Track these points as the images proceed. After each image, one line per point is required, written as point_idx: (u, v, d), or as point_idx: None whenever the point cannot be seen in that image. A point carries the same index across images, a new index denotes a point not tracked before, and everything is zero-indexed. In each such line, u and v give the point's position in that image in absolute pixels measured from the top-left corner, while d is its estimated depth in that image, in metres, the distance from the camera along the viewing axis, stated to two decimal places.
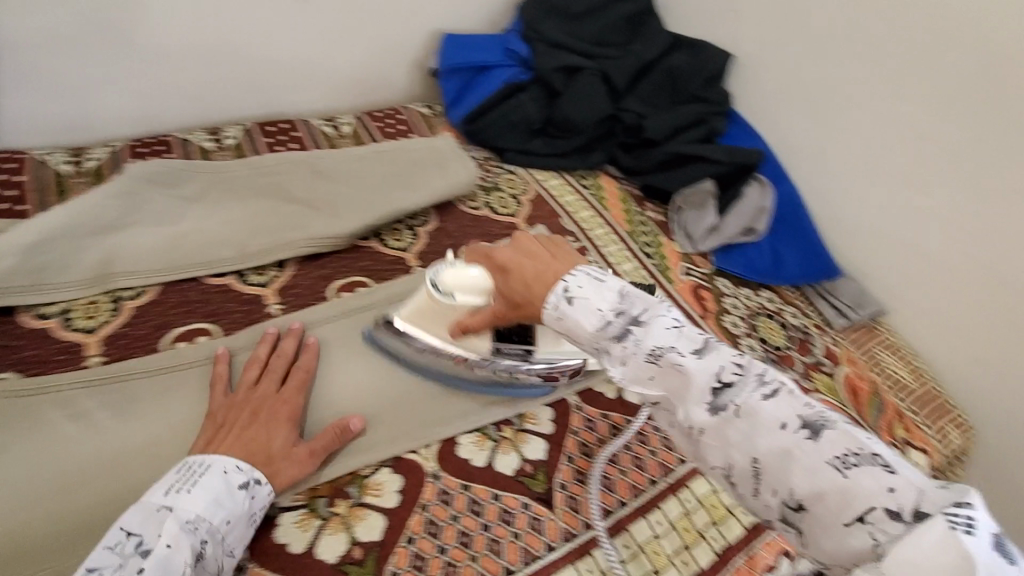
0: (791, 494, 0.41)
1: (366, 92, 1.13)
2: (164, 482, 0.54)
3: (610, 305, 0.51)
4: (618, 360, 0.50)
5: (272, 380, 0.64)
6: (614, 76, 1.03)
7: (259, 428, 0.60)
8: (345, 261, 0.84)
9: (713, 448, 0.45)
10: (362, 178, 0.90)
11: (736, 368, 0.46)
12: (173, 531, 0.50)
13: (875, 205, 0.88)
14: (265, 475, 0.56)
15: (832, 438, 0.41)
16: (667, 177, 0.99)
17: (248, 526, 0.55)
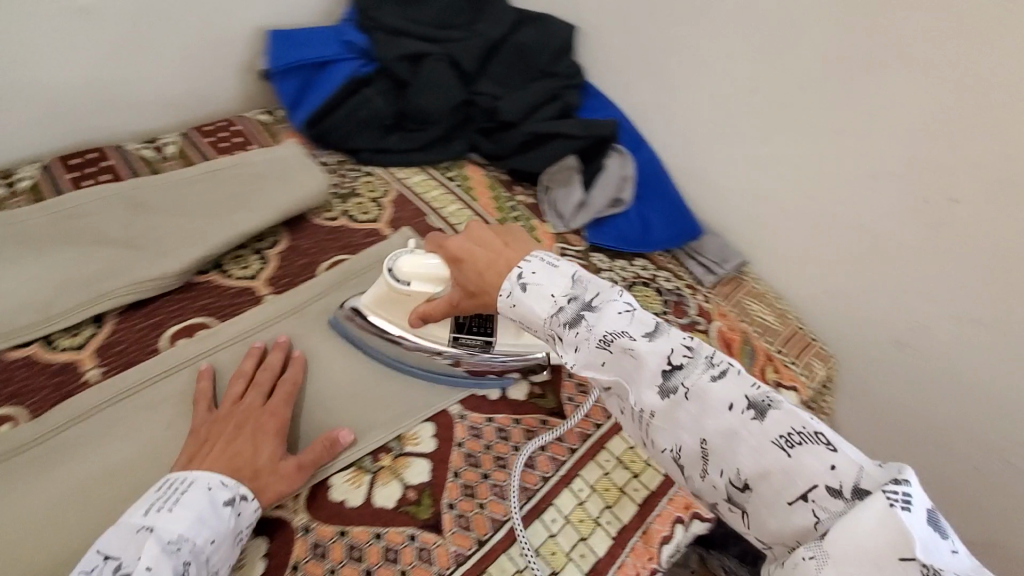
0: (738, 474, 0.45)
1: (195, 109, 1.01)
2: (144, 501, 0.52)
3: (563, 292, 0.55)
4: (572, 346, 0.53)
5: (259, 395, 0.62)
6: (461, 58, 0.98)
7: (234, 445, 0.57)
8: (180, 301, 0.74)
9: (664, 432, 0.49)
10: (183, 206, 0.79)
11: (686, 351, 0.50)
12: (154, 552, 0.47)
13: (726, 161, 0.91)
14: (226, 505, 0.52)
15: (778, 418, 0.45)
16: (530, 157, 0.97)
17: (232, 547, 0.52)
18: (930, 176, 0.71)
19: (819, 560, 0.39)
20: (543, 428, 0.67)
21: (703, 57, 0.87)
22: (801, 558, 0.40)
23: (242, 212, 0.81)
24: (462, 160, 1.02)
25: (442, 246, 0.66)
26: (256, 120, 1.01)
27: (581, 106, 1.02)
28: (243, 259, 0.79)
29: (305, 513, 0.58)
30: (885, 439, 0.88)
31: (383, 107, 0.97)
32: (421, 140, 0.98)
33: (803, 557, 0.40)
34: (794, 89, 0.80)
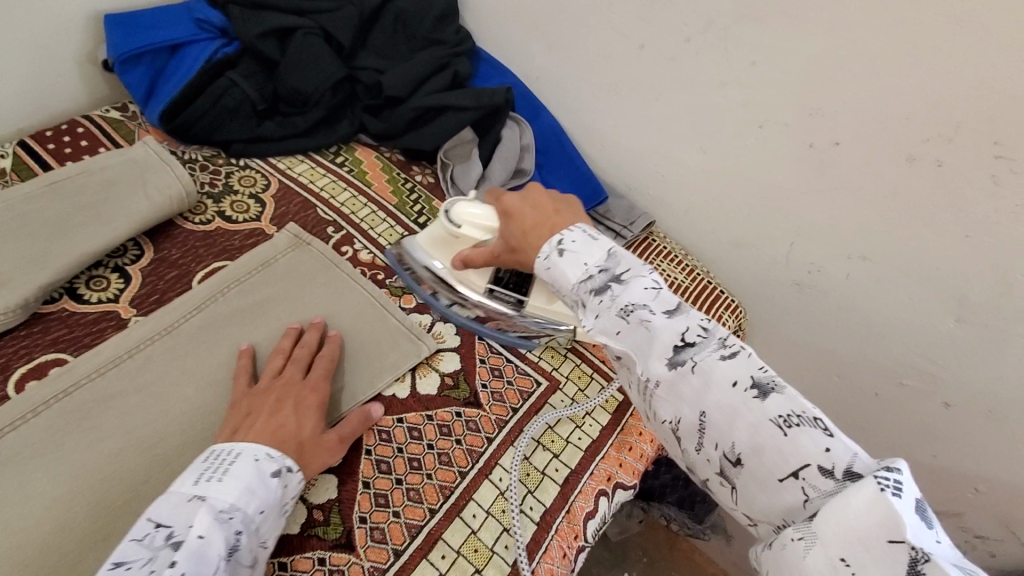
0: (732, 448, 0.44)
1: (27, 111, 0.87)
2: (193, 470, 0.50)
3: (597, 262, 0.54)
4: (593, 313, 0.52)
5: (297, 369, 0.62)
6: (334, 30, 0.89)
7: (277, 419, 0.56)
8: (24, 339, 0.64)
9: (664, 403, 0.47)
10: (10, 228, 0.68)
11: (702, 330, 0.48)
12: (207, 521, 0.45)
13: (623, 122, 0.89)
14: (272, 476, 0.51)
15: (778, 397, 0.43)
16: (423, 133, 0.90)
17: (279, 518, 0.51)
18: (813, 120, 0.72)
19: (808, 541, 0.38)
20: (458, 421, 0.64)
21: (588, 12, 0.83)
22: (788, 538, 0.39)
23: (91, 226, 0.70)
24: (352, 143, 0.94)
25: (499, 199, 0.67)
26: (105, 117, 0.89)
27: (473, 74, 0.96)
28: (100, 280, 0.70)
29: None
30: (796, 375, 0.92)
31: (252, 91, 0.87)
32: (301, 125, 0.89)
33: (791, 538, 0.39)
34: (679, 40, 0.77)
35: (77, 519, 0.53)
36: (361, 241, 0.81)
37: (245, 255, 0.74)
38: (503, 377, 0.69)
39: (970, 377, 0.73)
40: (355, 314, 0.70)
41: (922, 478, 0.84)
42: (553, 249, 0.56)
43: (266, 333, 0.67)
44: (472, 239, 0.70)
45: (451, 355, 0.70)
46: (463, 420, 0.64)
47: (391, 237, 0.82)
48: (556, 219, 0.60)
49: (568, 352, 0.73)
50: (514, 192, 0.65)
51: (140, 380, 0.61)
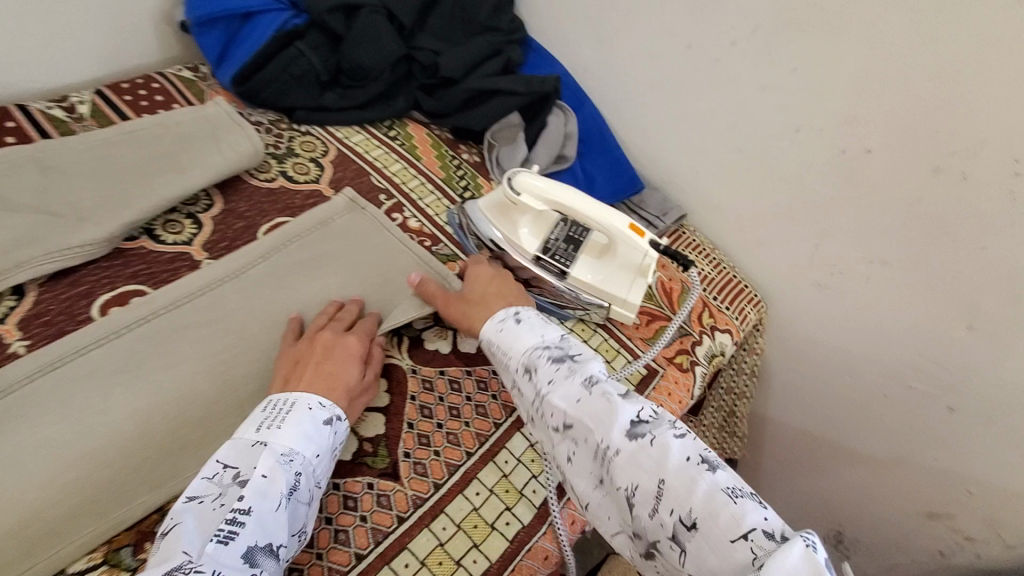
0: (688, 512, 0.46)
1: (109, 65, 0.94)
2: (255, 419, 0.55)
3: (553, 339, 0.62)
4: (546, 377, 0.58)
5: (339, 326, 0.65)
6: (398, 11, 0.94)
7: (326, 368, 0.60)
8: (107, 270, 0.70)
9: (622, 469, 0.50)
10: (101, 169, 0.74)
11: (654, 412, 0.53)
12: (270, 462, 0.51)
13: (664, 117, 0.94)
14: (325, 424, 0.56)
15: (722, 471, 0.47)
16: (474, 114, 0.96)
17: (332, 460, 0.56)
18: (846, 128, 0.76)
19: None
20: (494, 378, 0.70)
21: (639, 11, 0.88)
22: None
23: (172, 174, 0.77)
24: (405, 119, 1.00)
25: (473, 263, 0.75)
26: (178, 75, 0.95)
27: (523, 62, 1.01)
28: (175, 223, 0.76)
29: None
30: (807, 371, 0.97)
31: (318, 62, 0.93)
32: (360, 98, 0.95)
33: None
34: (724, 43, 0.82)
35: (157, 429, 0.59)
36: (410, 210, 0.86)
37: (304, 214, 0.79)
38: None
39: (972, 382, 0.77)
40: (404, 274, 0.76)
41: (919, 476, 0.88)
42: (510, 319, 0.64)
43: (322, 284, 0.73)
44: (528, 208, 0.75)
45: None
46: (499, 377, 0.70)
47: (437, 208, 0.88)
48: (514, 295, 0.70)
49: (597, 327, 0.78)
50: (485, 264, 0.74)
51: (209, 314, 0.67)
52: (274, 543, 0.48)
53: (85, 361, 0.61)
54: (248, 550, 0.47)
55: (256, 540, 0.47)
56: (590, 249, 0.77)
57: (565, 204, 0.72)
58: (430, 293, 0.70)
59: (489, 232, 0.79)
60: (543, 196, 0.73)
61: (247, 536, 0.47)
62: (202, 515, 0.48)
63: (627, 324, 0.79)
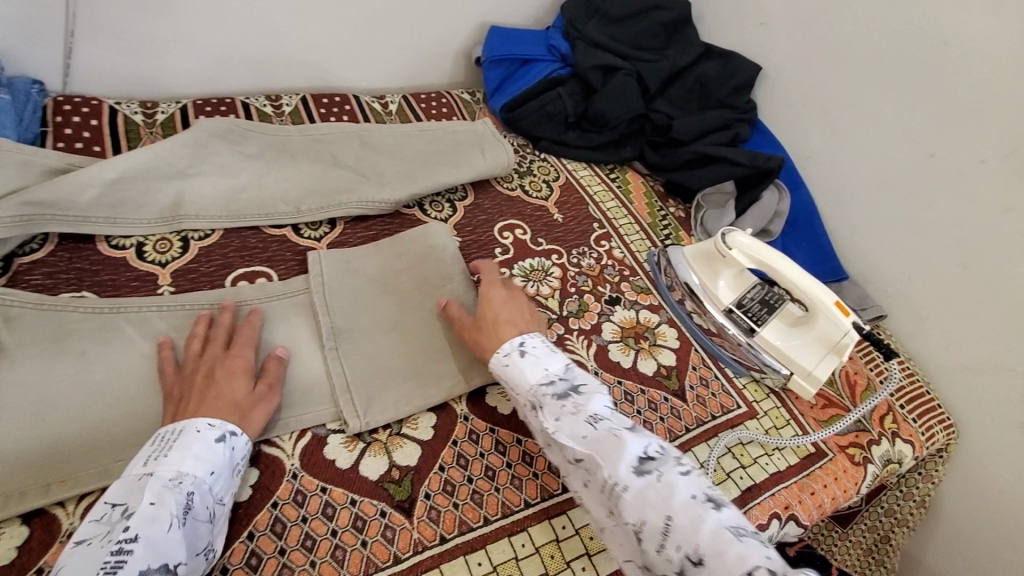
0: (695, 550, 0.50)
1: (417, 79, 1.21)
2: (141, 455, 0.55)
3: (556, 372, 0.66)
4: (554, 414, 0.62)
5: (217, 347, 0.66)
6: (648, 76, 1.08)
7: (208, 391, 0.61)
8: (387, 225, 0.90)
9: (631, 505, 0.54)
10: (402, 153, 0.97)
11: (658, 450, 0.58)
12: (157, 489, 0.52)
13: (883, 218, 0.94)
14: (216, 441, 0.57)
15: (727, 512, 0.52)
16: (692, 174, 1.04)
17: (231, 477, 0.58)
18: None
19: None
20: (663, 403, 0.75)
21: (884, 116, 0.92)
22: None
23: (445, 168, 0.97)
24: (625, 167, 1.13)
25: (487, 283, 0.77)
26: (461, 96, 1.19)
27: (748, 140, 1.08)
28: (438, 204, 0.95)
29: (464, 407, 0.73)
30: (990, 522, 0.86)
31: (570, 105, 1.10)
32: (596, 141, 1.10)
33: None
34: (971, 158, 0.82)
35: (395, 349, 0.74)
36: (617, 241, 0.96)
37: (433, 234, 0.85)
38: (709, 387, 0.78)
39: None
40: (597, 290, 0.87)
41: None
42: (516, 349, 0.68)
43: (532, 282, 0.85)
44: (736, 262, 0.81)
45: (668, 351, 0.81)
46: (669, 405, 0.75)
47: (639, 246, 0.97)
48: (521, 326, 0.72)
49: (771, 392, 0.80)
50: (501, 289, 0.75)
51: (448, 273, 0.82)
52: (170, 563, 0.49)
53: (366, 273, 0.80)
54: (143, 572, 0.47)
55: (148, 562, 0.48)
56: (784, 316, 0.80)
57: (771, 265, 0.77)
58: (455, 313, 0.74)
59: (687, 274, 0.87)
60: (751, 250, 0.79)
61: (139, 558, 0.47)
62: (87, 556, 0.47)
63: (802, 400, 0.80)
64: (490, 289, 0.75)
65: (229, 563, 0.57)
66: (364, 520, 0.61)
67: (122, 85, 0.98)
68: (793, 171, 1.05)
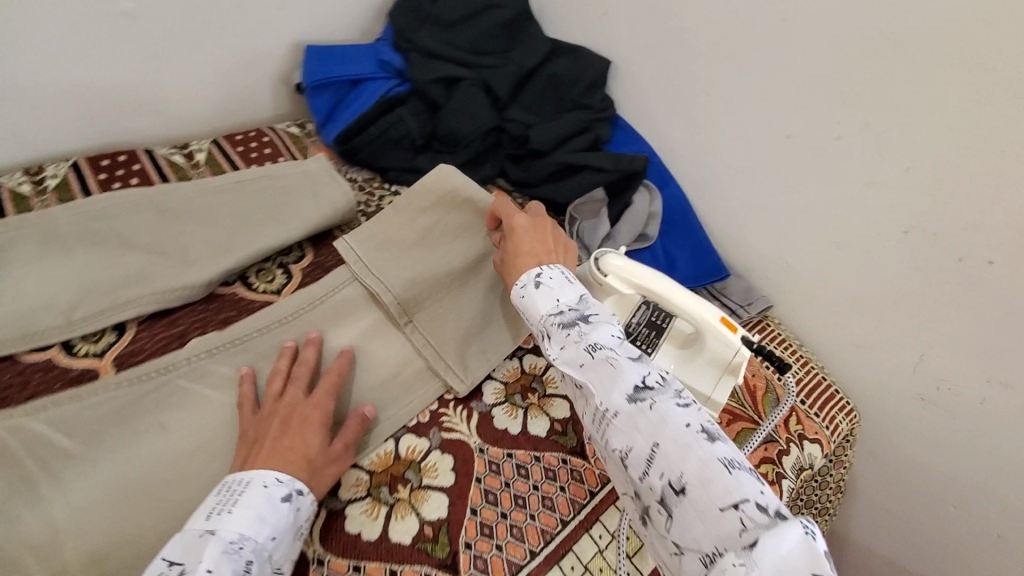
0: (679, 477, 0.45)
1: (231, 117, 1.02)
2: (204, 507, 0.51)
3: (568, 303, 0.61)
4: (560, 344, 0.57)
5: (298, 390, 0.63)
6: (494, 84, 0.97)
7: (284, 438, 0.57)
8: (198, 312, 0.73)
9: (619, 431, 0.49)
10: (211, 217, 0.79)
11: (661, 378, 0.52)
12: (217, 554, 0.47)
13: (754, 205, 0.91)
14: (282, 500, 0.53)
15: (723, 445, 0.46)
16: (560, 186, 0.95)
17: (291, 543, 0.53)
18: (964, 236, 0.70)
19: (745, 567, 0.39)
20: (563, 466, 0.68)
21: (737, 102, 0.87)
22: (730, 565, 0.40)
23: (270, 226, 0.80)
24: (490, 185, 1.01)
25: (509, 215, 0.72)
26: (286, 130, 1.02)
27: (610, 139, 1.01)
28: (268, 271, 0.79)
29: (318, 544, 0.57)
30: (899, 489, 0.87)
31: (413, 126, 0.96)
32: (450, 163, 0.97)
33: (732, 564, 0.40)
34: (826, 137, 0.79)
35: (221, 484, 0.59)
36: None
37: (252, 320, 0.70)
38: None
39: None
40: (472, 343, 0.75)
41: None
42: (533, 281, 0.64)
43: (393, 350, 0.72)
44: (614, 290, 0.73)
45: (561, 400, 0.73)
46: (568, 468, 0.67)
47: None
48: (548, 256, 0.67)
49: None
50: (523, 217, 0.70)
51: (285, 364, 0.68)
52: None
53: (170, 382, 0.65)
54: None
55: None
56: (674, 337, 0.73)
57: (652, 289, 0.70)
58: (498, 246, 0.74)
59: None
60: (621, 272, 0.72)
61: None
62: None
63: None
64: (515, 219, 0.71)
65: None
66: None
67: None
68: (660, 167, 0.99)
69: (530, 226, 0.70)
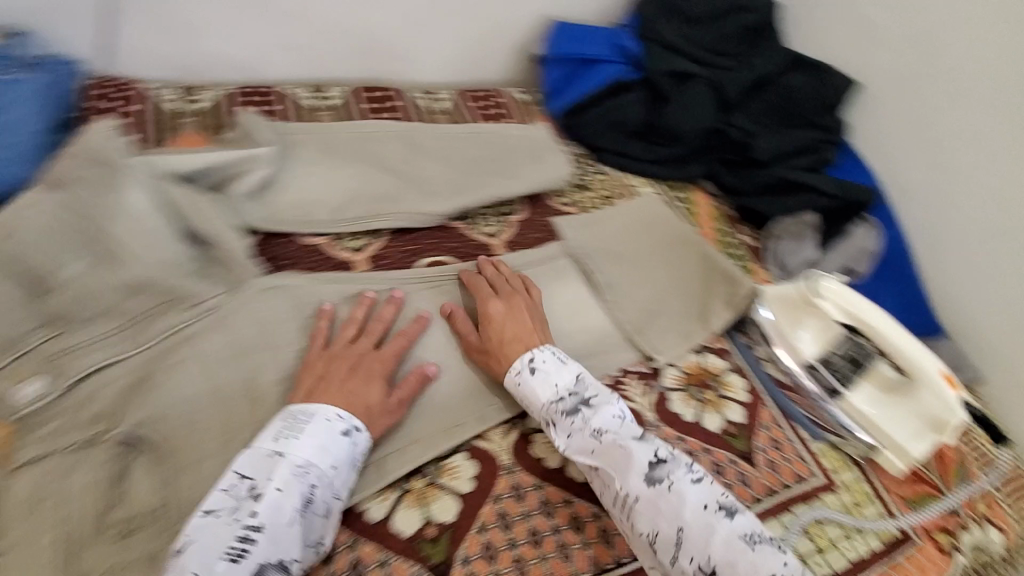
0: (707, 560, 0.51)
1: (471, 75, 1.13)
2: (272, 428, 0.55)
3: (567, 385, 0.63)
4: (565, 432, 0.61)
5: (370, 341, 0.65)
6: (728, 85, 0.97)
7: (349, 384, 0.60)
8: (434, 238, 0.82)
9: (644, 517, 0.54)
10: (454, 159, 0.90)
11: (669, 454, 0.58)
12: (285, 476, 0.52)
13: (990, 266, 0.83)
14: (342, 435, 0.56)
15: (741, 518, 0.53)
16: (773, 202, 0.94)
17: (351, 471, 0.57)
18: None
19: None
20: (730, 466, 0.67)
21: (1002, 150, 0.80)
22: None
23: (500, 178, 0.89)
24: (694, 185, 1.01)
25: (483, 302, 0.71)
26: (516, 95, 1.10)
27: (834, 165, 0.98)
28: (487, 218, 0.87)
29: (509, 457, 0.64)
30: None
31: (638, 112, 1.00)
32: (664, 156, 0.99)
33: None
34: None
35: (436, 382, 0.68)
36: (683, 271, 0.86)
37: (471, 262, 0.79)
38: (781, 451, 0.69)
39: None
40: (662, 327, 0.78)
41: None
42: (524, 366, 0.65)
43: (587, 316, 0.78)
44: (825, 314, 0.77)
45: (736, 404, 0.73)
46: (737, 468, 0.67)
47: None
48: (530, 334, 0.68)
49: (852, 462, 0.71)
50: (499, 303, 0.70)
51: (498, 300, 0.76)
52: (285, 559, 0.50)
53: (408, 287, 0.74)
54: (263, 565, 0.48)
55: (269, 556, 0.49)
56: (872, 377, 0.74)
57: (870, 325, 0.74)
58: (463, 329, 0.69)
59: (760, 311, 0.80)
60: (841, 301, 0.76)
61: (259, 551, 0.49)
62: (216, 530, 0.49)
63: (886, 474, 0.70)
64: (491, 308, 0.69)
65: None
66: None
67: (168, 70, 0.93)
68: (883, 205, 0.95)
69: (508, 309, 0.69)
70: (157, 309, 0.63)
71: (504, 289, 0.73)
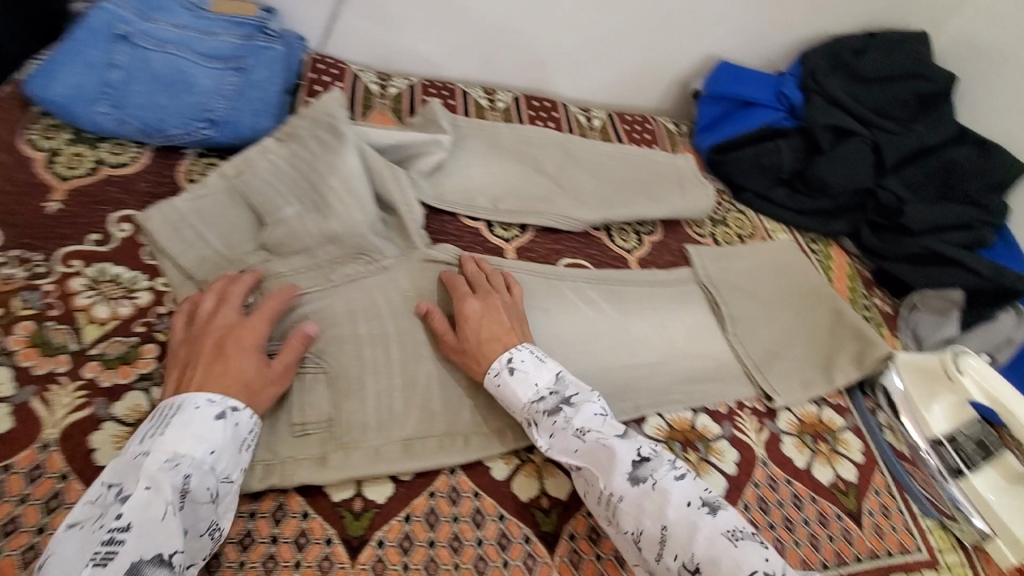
0: (691, 558, 0.52)
1: (624, 100, 1.19)
2: (138, 432, 0.52)
3: (546, 384, 0.63)
4: (547, 430, 0.61)
5: (234, 314, 0.62)
6: (890, 149, 0.96)
7: (216, 363, 0.57)
8: (574, 242, 0.89)
9: (630, 517, 0.55)
10: (603, 174, 0.95)
11: (648, 452, 0.59)
12: (153, 471, 0.49)
13: None
14: (216, 418, 0.53)
15: (723, 514, 0.55)
16: (917, 271, 0.92)
17: (239, 454, 0.54)
18: None
19: None
20: (835, 520, 0.67)
21: None
22: None
23: (643, 199, 0.94)
24: (832, 241, 1.01)
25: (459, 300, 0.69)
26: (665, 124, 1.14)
27: (990, 247, 0.95)
28: (625, 233, 0.92)
29: None
30: None
31: (788, 160, 1.01)
32: (807, 206, 0.99)
33: None
34: None
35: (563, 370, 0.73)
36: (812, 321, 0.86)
37: (606, 270, 0.84)
38: (889, 519, 0.68)
39: None
40: (784, 371, 0.79)
41: None
42: (504, 366, 0.64)
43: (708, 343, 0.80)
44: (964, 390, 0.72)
45: (850, 463, 0.72)
46: (841, 524, 0.67)
47: None
48: (508, 334, 0.67)
49: (959, 546, 0.69)
50: (476, 303, 0.68)
51: (627, 310, 0.80)
52: (165, 553, 0.47)
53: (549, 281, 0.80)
54: (134, 564, 0.45)
55: (143, 553, 0.46)
56: (1001, 466, 0.71)
57: (1010, 410, 0.67)
58: (441, 327, 0.67)
59: (893, 378, 0.79)
60: (985, 380, 0.70)
61: (131, 549, 0.45)
62: (82, 543, 0.46)
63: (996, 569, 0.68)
64: (469, 307, 0.68)
65: (385, 538, 0.57)
66: (508, 539, 0.59)
67: (367, 55, 1.06)
68: None
69: (484, 307, 0.68)
70: (344, 257, 0.72)
71: (481, 288, 0.71)
